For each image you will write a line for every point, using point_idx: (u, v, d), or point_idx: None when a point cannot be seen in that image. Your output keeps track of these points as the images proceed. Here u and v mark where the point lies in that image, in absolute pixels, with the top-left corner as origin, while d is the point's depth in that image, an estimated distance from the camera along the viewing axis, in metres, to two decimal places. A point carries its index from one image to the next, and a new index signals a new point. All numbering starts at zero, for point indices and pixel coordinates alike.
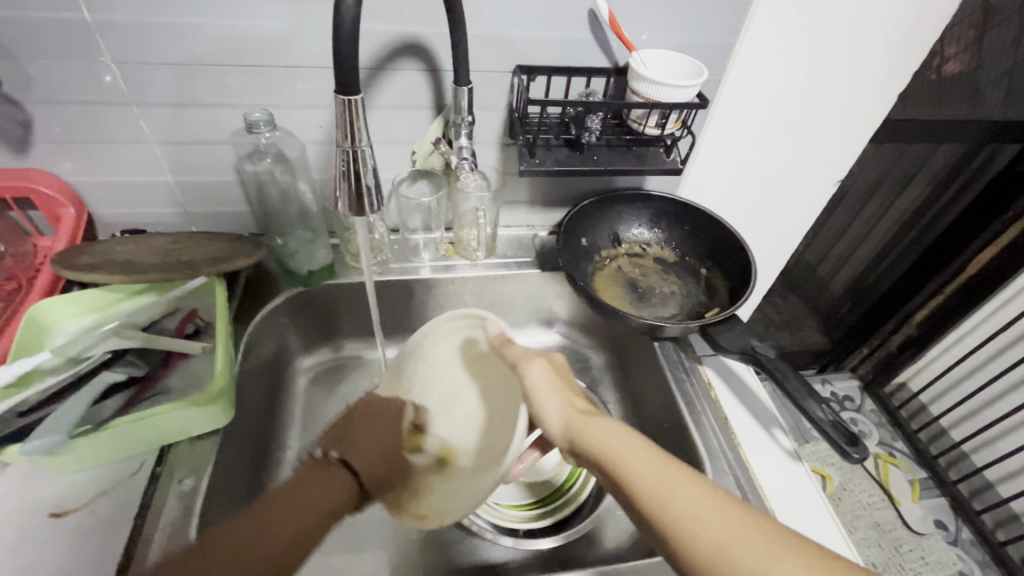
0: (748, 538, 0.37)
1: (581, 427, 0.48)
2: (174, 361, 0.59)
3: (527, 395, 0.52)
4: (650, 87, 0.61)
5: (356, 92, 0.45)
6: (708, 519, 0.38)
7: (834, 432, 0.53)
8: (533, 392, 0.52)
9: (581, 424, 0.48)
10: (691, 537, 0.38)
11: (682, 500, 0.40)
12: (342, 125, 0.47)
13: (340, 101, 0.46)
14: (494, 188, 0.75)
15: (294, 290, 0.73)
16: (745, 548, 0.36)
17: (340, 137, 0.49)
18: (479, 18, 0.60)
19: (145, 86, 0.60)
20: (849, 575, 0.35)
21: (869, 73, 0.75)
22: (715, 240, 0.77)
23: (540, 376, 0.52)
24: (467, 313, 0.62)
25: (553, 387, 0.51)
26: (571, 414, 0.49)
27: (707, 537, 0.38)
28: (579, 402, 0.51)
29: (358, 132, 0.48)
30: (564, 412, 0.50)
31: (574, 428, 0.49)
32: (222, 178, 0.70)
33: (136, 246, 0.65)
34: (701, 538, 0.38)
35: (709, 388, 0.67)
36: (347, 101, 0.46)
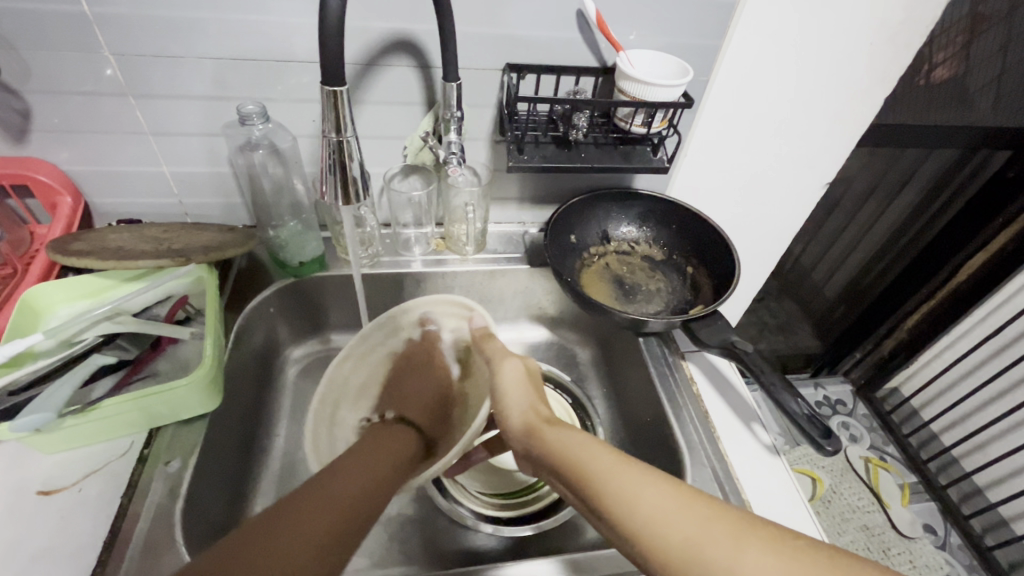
0: (717, 536, 0.36)
1: (541, 432, 0.51)
2: (164, 346, 0.60)
3: (498, 392, 0.57)
4: (635, 86, 0.63)
5: (341, 83, 0.47)
6: (675, 519, 0.38)
7: (807, 423, 0.54)
8: (503, 389, 0.57)
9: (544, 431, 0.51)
10: (661, 537, 0.38)
11: (651, 501, 0.40)
12: (328, 114, 0.49)
13: (325, 91, 0.47)
14: (484, 184, 0.76)
15: (285, 281, 0.75)
16: (713, 544, 0.36)
17: (325, 127, 0.50)
18: (469, 15, 0.61)
19: (141, 78, 0.61)
20: (815, 559, 0.34)
21: (854, 77, 0.77)
22: (701, 239, 0.79)
23: (513, 372, 0.58)
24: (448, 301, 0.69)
25: (522, 387, 0.57)
26: (533, 419, 0.52)
27: (674, 535, 0.37)
28: (541, 409, 0.55)
29: (344, 123, 0.49)
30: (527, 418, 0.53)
31: (536, 425, 0.52)
32: (216, 170, 0.71)
33: (130, 234, 0.66)
34: (671, 538, 0.37)
35: (691, 382, 0.68)
36: (331, 91, 0.47)
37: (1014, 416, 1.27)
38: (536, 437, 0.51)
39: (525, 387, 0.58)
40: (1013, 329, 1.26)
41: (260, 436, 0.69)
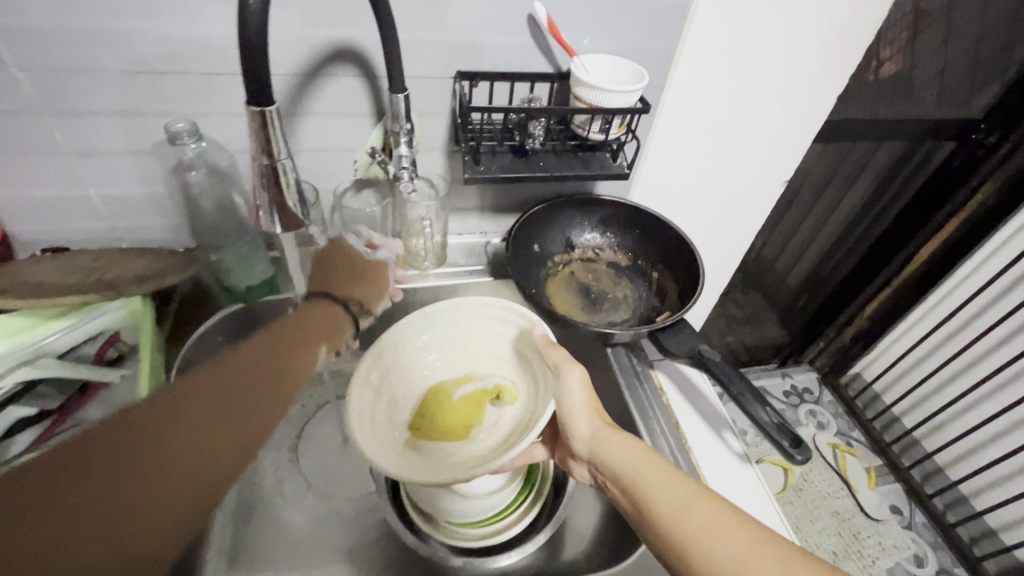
0: (759, 553, 0.45)
1: (604, 442, 0.57)
2: (93, 390, 0.56)
3: (560, 398, 0.59)
4: (592, 92, 0.61)
5: (269, 103, 0.43)
6: (725, 536, 0.47)
7: (777, 433, 0.53)
8: (566, 399, 0.59)
9: (606, 439, 0.56)
10: (708, 553, 0.46)
11: (702, 515, 0.48)
12: (256, 137, 0.45)
13: (253, 112, 0.43)
14: (441, 196, 0.73)
15: (233, 307, 0.72)
16: (759, 565, 0.45)
17: (256, 152, 0.47)
18: (415, 21, 0.58)
19: (55, 95, 0.56)
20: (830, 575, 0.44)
21: (807, 75, 0.77)
22: (665, 244, 0.78)
23: (579, 385, 0.58)
24: (502, 305, 0.67)
25: (587, 398, 0.59)
26: (597, 426, 0.58)
27: (725, 551, 0.46)
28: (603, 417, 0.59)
29: (273, 145, 0.46)
30: (591, 423, 0.58)
31: (603, 437, 0.57)
32: (150, 192, 0.66)
33: (53, 266, 0.60)
34: (719, 554, 0.46)
35: (660, 392, 0.66)
36: (258, 111, 0.43)
37: (970, 396, 1.32)
38: (599, 445, 0.57)
39: (589, 396, 0.60)
40: (965, 313, 1.31)
41: None
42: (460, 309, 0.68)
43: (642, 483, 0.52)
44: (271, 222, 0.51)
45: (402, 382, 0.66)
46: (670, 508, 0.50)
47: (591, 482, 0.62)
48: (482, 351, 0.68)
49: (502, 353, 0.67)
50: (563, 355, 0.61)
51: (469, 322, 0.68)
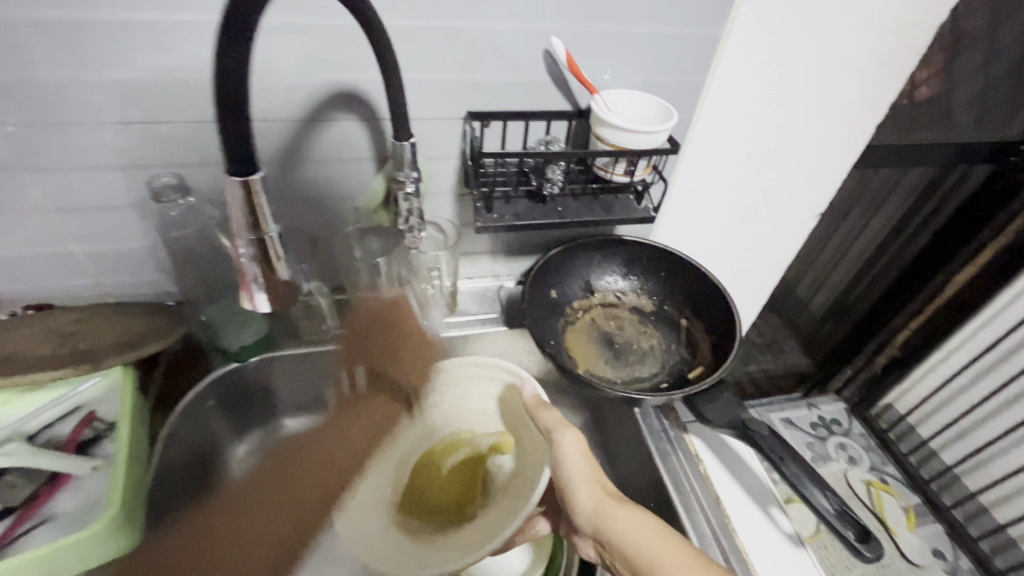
0: None
1: (611, 511, 0.51)
2: (64, 480, 0.48)
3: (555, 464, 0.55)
4: (617, 133, 0.55)
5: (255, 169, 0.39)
6: None
7: (841, 524, 0.46)
8: (567, 467, 0.54)
9: (613, 512, 0.51)
10: None
11: None
12: (238, 207, 0.41)
13: (235, 181, 0.39)
14: (452, 243, 0.67)
15: (225, 368, 0.64)
16: None
17: (236, 218, 0.42)
18: (422, 61, 0.53)
19: (34, 148, 0.51)
20: None
21: (843, 107, 0.72)
22: (694, 288, 0.72)
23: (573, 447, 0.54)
24: (491, 366, 0.66)
25: (586, 463, 0.53)
26: (600, 495, 0.52)
27: None
28: (604, 482, 0.54)
29: (261, 214, 0.42)
30: (593, 493, 0.52)
31: (607, 506, 0.51)
32: (137, 246, 0.61)
33: (27, 332, 0.55)
34: None
35: (695, 460, 0.60)
36: (240, 180, 0.39)
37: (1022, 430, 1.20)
38: (604, 516, 0.51)
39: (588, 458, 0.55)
40: (1011, 342, 1.17)
41: None
42: (450, 374, 0.67)
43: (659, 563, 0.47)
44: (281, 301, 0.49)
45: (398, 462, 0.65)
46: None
47: (596, 560, 0.55)
48: (475, 420, 0.67)
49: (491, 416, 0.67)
50: (555, 416, 0.58)
51: (456, 386, 0.68)
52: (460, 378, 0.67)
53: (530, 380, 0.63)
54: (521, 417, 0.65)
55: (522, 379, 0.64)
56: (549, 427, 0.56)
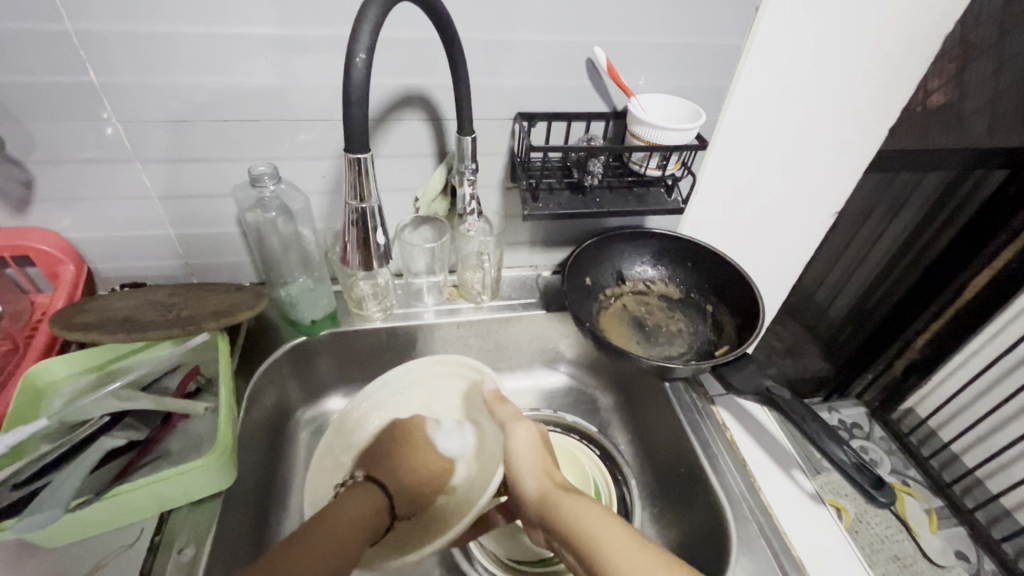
0: None
1: (556, 498, 0.51)
2: (175, 422, 0.56)
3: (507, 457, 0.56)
4: (650, 131, 0.62)
5: (364, 150, 0.47)
6: None
7: (859, 474, 0.51)
8: (515, 457, 0.55)
9: (555, 497, 0.51)
10: None
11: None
12: (350, 182, 0.49)
13: (349, 159, 0.47)
14: (497, 233, 0.75)
15: (296, 340, 0.71)
16: None
17: (348, 194, 0.50)
18: (481, 67, 0.61)
19: (152, 143, 0.61)
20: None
21: (856, 111, 0.78)
22: (719, 277, 0.78)
23: (525, 439, 0.56)
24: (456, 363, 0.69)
25: (535, 455, 0.55)
26: (547, 483, 0.52)
27: None
28: (556, 474, 0.54)
29: (364, 188, 0.50)
30: (540, 481, 0.53)
31: (553, 494, 0.51)
32: (225, 230, 0.70)
33: (135, 300, 0.63)
34: None
35: (723, 428, 0.65)
36: (355, 159, 0.47)
37: None
38: (549, 504, 0.50)
39: (539, 452, 0.56)
40: None
41: (273, 508, 0.65)
42: (418, 371, 0.70)
43: (600, 546, 0.45)
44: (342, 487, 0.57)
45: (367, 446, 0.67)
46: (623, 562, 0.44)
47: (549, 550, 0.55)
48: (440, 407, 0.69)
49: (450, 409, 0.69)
50: (512, 411, 0.59)
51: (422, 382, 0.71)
52: (429, 373, 0.71)
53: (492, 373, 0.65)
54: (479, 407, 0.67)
55: (482, 372, 0.66)
56: (503, 421, 0.58)
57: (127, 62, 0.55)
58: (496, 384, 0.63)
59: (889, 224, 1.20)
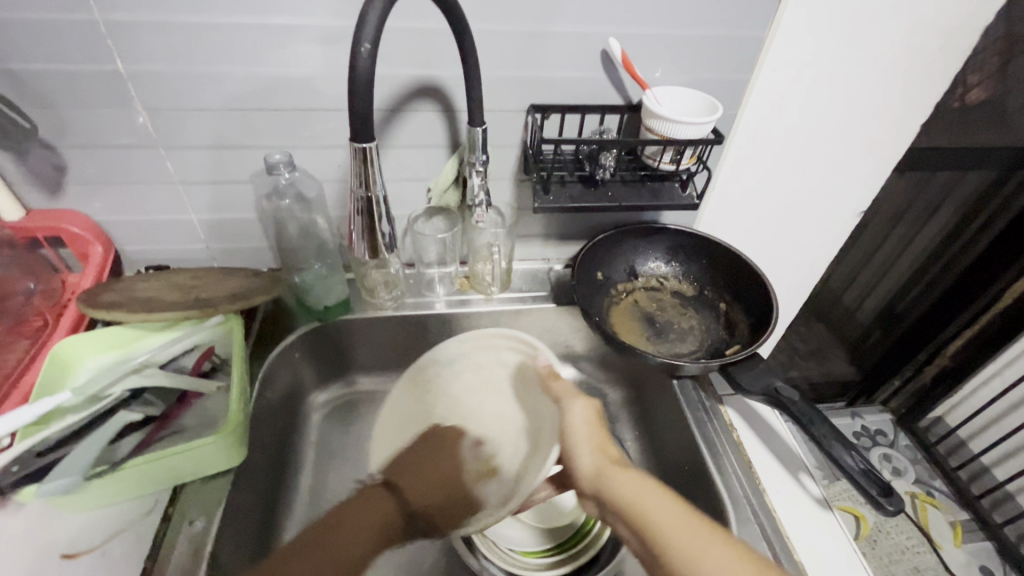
0: None
1: (609, 476, 0.52)
2: (190, 398, 0.59)
3: (564, 431, 0.55)
4: (664, 124, 0.61)
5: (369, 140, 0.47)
6: None
7: (865, 479, 0.50)
8: (571, 432, 0.55)
9: (612, 476, 0.51)
10: None
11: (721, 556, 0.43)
12: (357, 171, 0.50)
13: (357, 149, 0.49)
14: (509, 224, 0.74)
15: (311, 324, 0.73)
16: None
17: (353, 183, 0.51)
18: (494, 58, 0.61)
19: (176, 130, 0.63)
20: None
21: (886, 106, 0.75)
22: (734, 275, 0.76)
23: (581, 414, 0.55)
24: (509, 337, 0.67)
25: (591, 431, 0.55)
26: (601, 461, 0.53)
27: None
28: (612, 449, 0.54)
29: (370, 177, 0.50)
30: (595, 458, 0.53)
31: (606, 469, 0.52)
32: (244, 216, 0.72)
33: (158, 282, 0.66)
34: None
35: (730, 428, 0.64)
36: (360, 148, 0.48)
37: None
38: (605, 481, 0.51)
39: (595, 428, 0.55)
40: None
41: (284, 486, 0.67)
42: (469, 343, 0.68)
43: (657, 525, 0.46)
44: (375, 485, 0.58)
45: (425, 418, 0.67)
46: (687, 549, 0.44)
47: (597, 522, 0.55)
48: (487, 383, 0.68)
49: (501, 391, 0.67)
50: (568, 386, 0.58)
51: (470, 359, 0.69)
52: (478, 346, 0.69)
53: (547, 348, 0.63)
54: (533, 386, 0.64)
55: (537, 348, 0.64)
56: (559, 396, 0.57)
57: (153, 52, 0.57)
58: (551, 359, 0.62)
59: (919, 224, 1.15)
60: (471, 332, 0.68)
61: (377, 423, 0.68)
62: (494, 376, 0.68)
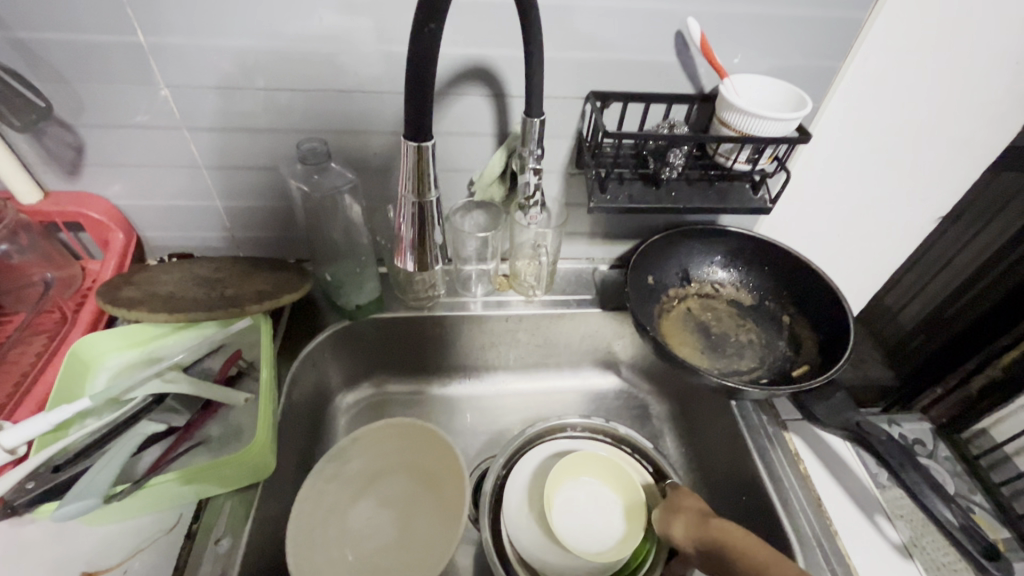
0: None
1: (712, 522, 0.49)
2: (215, 408, 0.54)
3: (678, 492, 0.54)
4: (744, 119, 0.54)
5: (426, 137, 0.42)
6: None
7: (966, 538, 0.45)
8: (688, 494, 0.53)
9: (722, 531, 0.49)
10: None
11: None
12: (407, 171, 0.45)
13: (410, 146, 0.43)
14: (557, 223, 0.68)
15: (341, 323, 0.69)
16: None
17: (405, 186, 0.46)
18: (555, 38, 0.54)
19: (200, 110, 0.57)
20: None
21: (990, 104, 0.65)
22: (803, 287, 0.69)
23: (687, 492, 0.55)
24: (369, 434, 0.60)
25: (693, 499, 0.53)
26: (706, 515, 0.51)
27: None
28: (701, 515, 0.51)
29: (424, 179, 0.45)
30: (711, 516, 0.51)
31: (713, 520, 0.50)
32: (272, 204, 0.67)
33: (182, 274, 0.61)
34: None
35: (795, 458, 0.59)
36: (416, 146, 0.43)
37: None
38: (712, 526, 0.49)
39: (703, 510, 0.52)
40: None
41: None
42: (356, 443, 0.59)
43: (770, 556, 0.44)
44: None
45: (366, 484, 0.59)
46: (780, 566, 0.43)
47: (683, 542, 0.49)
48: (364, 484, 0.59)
49: (381, 483, 0.60)
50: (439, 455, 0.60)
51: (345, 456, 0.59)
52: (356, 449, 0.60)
53: (416, 429, 0.60)
54: (400, 462, 0.61)
55: (413, 433, 0.60)
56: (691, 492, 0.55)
57: (176, 23, 0.51)
58: (409, 441, 0.61)
59: (964, 237, 0.84)
60: (429, 426, 0.60)
61: (318, 506, 0.56)
62: (365, 474, 0.60)
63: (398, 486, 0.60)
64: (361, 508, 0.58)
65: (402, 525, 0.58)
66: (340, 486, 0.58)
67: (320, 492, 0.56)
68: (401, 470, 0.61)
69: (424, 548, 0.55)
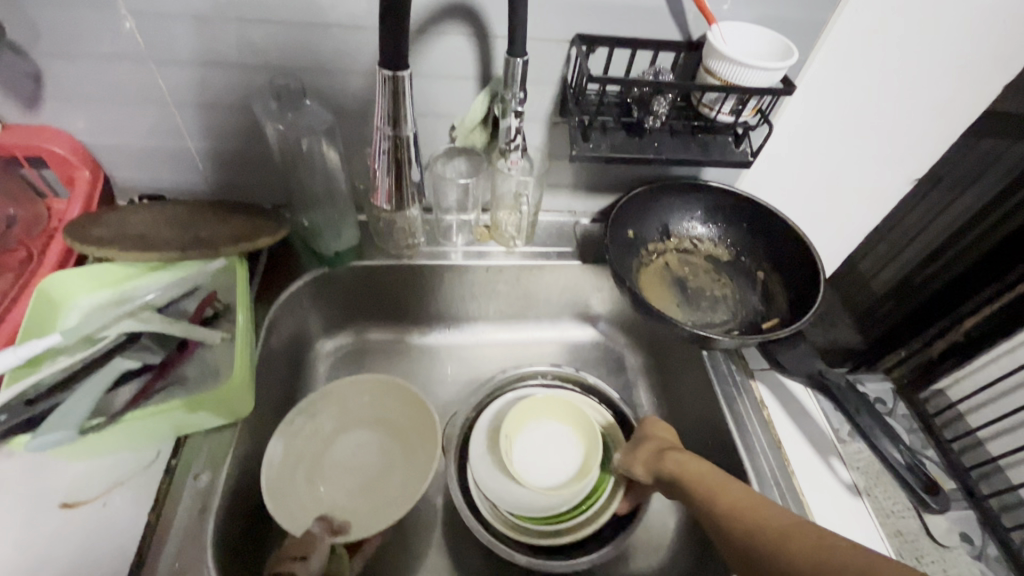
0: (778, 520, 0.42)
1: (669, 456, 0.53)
2: (190, 348, 0.54)
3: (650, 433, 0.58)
4: (731, 67, 0.53)
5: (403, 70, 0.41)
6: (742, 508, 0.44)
7: (909, 475, 0.49)
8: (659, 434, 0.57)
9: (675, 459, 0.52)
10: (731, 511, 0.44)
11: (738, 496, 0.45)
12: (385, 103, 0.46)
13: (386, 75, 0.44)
14: (537, 173, 0.68)
15: (319, 271, 0.68)
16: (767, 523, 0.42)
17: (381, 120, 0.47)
18: None
19: (167, 41, 0.54)
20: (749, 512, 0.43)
21: (973, 65, 0.65)
22: (778, 243, 0.71)
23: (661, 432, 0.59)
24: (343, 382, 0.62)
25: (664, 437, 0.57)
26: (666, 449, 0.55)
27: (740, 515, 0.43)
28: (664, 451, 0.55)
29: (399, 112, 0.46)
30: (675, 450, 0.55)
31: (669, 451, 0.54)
32: (246, 146, 0.64)
33: (154, 215, 0.60)
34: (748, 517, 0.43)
35: (760, 406, 0.61)
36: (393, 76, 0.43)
37: None
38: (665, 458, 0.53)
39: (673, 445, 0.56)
40: None
41: None
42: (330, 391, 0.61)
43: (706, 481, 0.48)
44: (330, 530, 0.52)
45: (338, 435, 0.61)
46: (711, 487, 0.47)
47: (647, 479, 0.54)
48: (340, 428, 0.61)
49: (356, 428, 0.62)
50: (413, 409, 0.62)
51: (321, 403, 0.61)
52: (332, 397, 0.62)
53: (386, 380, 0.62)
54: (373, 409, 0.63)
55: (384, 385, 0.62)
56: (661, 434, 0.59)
57: None
58: (381, 391, 0.63)
59: (937, 202, 0.83)
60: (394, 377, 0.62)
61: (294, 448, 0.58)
62: (341, 419, 0.61)
63: (372, 432, 0.62)
64: (338, 450, 0.60)
65: (374, 470, 0.59)
66: (316, 430, 0.60)
67: (292, 441, 0.57)
68: (371, 422, 0.62)
69: (397, 488, 0.58)
